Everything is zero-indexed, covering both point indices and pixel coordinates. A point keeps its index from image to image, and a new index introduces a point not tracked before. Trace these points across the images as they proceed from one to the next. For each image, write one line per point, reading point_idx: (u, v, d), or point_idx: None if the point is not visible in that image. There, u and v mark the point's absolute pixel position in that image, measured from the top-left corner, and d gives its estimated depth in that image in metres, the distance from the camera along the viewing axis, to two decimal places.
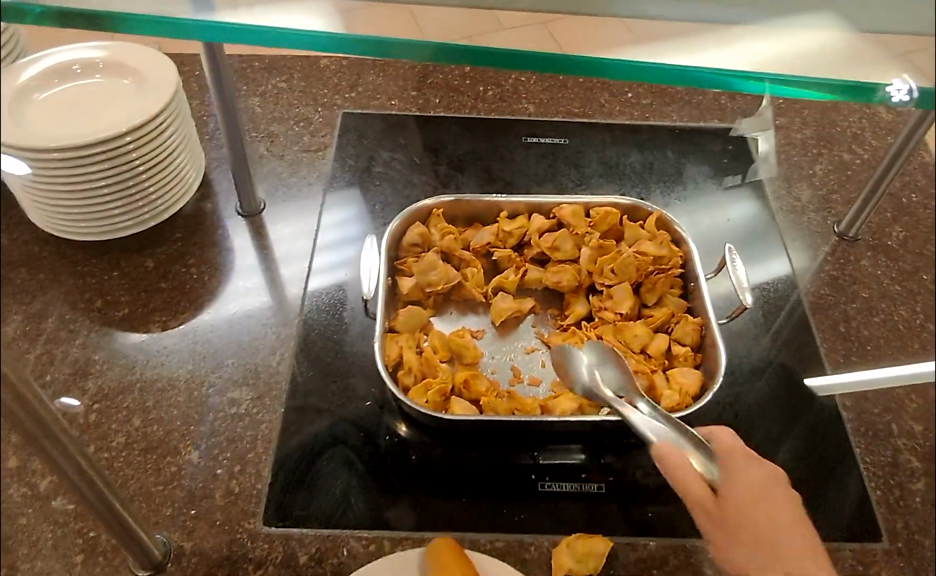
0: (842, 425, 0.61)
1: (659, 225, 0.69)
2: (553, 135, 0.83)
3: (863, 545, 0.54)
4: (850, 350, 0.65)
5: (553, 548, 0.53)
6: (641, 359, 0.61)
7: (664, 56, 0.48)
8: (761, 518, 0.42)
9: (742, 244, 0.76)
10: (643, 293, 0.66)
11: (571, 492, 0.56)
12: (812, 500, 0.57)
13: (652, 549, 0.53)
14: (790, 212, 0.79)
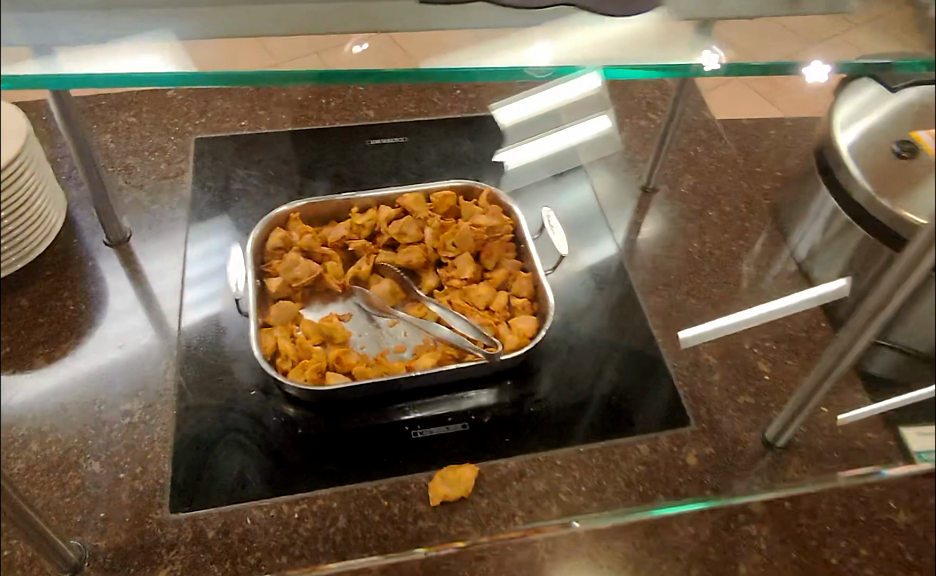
0: (655, 340, 0.75)
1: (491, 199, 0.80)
2: (392, 135, 0.94)
3: (677, 430, 0.68)
4: (656, 281, 0.80)
5: (431, 483, 0.62)
6: (486, 314, 0.71)
7: (497, 58, 0.55)
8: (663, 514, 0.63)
9: (574, 230, 0.85)
10: (484, 259, 0.76)
11: (441, 434, 0.66)
12: (636, 403, 0.70)
13: (511, 466, 0.64)
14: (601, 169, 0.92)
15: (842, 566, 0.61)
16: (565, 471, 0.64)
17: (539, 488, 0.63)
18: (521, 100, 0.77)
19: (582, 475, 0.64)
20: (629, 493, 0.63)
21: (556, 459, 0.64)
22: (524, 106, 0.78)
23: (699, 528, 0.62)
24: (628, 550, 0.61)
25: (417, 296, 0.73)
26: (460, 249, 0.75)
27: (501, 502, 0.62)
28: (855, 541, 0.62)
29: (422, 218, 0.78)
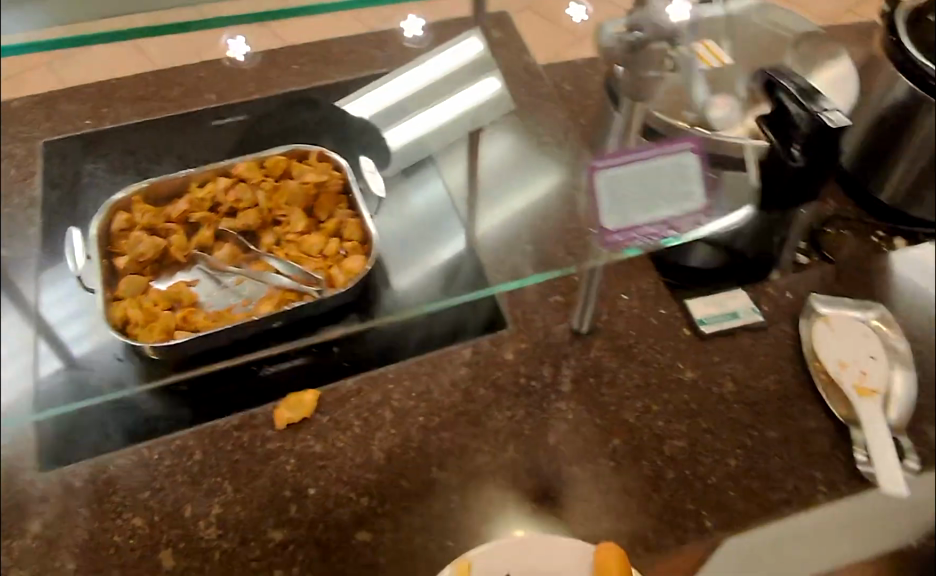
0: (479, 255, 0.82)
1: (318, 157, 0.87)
2: (235, 114, 0.99)
3: (496, 333, 0.77)
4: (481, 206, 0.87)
5: (274, 410, 0.69)
6: (320, 260, 0.79)
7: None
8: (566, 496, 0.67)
9: (427, 233, 0.83)
10: (316, 212, 0.83)
11: (286, 368, 0.73)
12: (459, 315, 0.78)
13: (348, 384, 0.72)
14: None
15: (639, 421, 0.71)
16: (397, 381, 0.73)
17: (374, 398, 0.71)
18: (432, 60, 0.87)
19: (412, 382, 0.73)
20: (454, 392, 0.72)
21: (389, 374, 0.73)
22: (437, 65, 0.87)
23: (516, 410, 0.71)
24: (459, 438, 0.69)
25: (257, 250, 0.80)
26: (296, 206, 0.83)
27: (341, 416, 0.70)
28: (651, 400, 0.72)
29: (259, 184, 0.84)
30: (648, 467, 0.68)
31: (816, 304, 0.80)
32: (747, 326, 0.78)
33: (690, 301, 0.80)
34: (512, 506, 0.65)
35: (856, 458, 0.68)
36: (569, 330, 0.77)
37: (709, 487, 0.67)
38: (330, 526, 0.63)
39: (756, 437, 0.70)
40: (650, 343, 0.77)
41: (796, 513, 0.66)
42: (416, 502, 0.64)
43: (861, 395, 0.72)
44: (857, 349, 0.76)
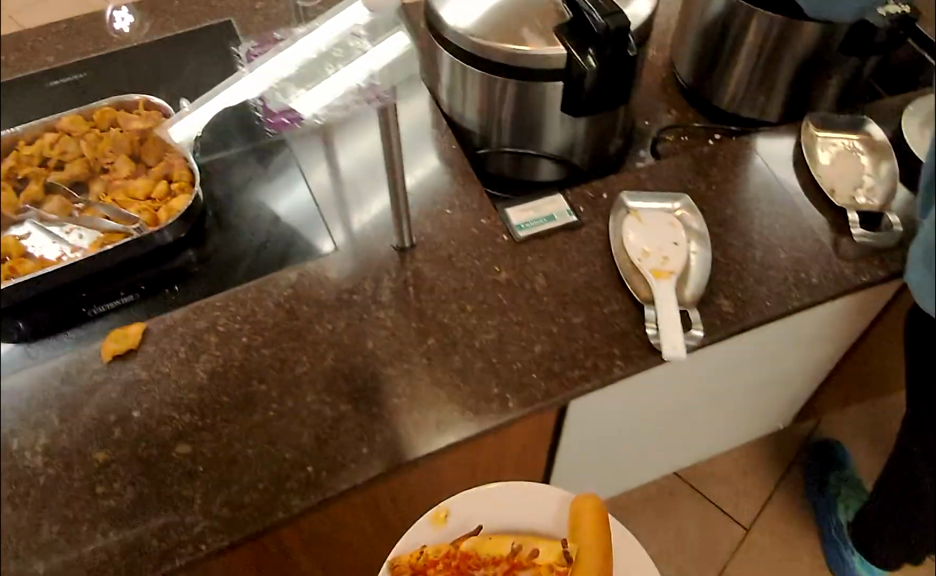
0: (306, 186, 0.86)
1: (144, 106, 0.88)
2: (73, 73, 0.93)
3: (321, 257, 0.80)
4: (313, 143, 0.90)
5: (101, 346, 0.72)
6: (146, 203, 0.81)
7: None
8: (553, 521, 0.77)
9: (295, 234, 0.82)
10: (144, 156, 0.81)
11: (113, 307, 0.76)
12: (285, 241, 0.82)
13: (176, 315, 0.75)
14: None
15: (452, 321, 0.75)
16: (224, 308, 0.76)
17: (200, 326, 0.74)
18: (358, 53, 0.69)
19: (237, 307, 0.76)
20: (277, 312, 0.76)
21: (215, 302, 0.76)
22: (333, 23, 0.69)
23: (336, 323, 0.75)
24: (280, 352, 0.73)
25: (84, 198, 0.77)
26: (120, 154, 0.81)
27: (168, 345, 0.73)
28: (463, 302, 0.77)
29: (84, 138, 0.83)
30: (456, 360, 0.73)
31: (624, 200, 0.85)
32: (561, 228, 0.83)
33: (508, 211, 0.84)
34: (327, 407, 0.69)
35: (647, 330, 0.74)
36: (390, 249, 0.81)
37: (513, 371, 0.72)
38: (153, 443, 0.66)
39: (561, 323, 0.76)
40: (468, 251, 0.81)
41: (594, 384, 0.72)
42: (235, 414, 0.68)
43: (657, 277, 0.77)
44: (660, 237, 0.81)
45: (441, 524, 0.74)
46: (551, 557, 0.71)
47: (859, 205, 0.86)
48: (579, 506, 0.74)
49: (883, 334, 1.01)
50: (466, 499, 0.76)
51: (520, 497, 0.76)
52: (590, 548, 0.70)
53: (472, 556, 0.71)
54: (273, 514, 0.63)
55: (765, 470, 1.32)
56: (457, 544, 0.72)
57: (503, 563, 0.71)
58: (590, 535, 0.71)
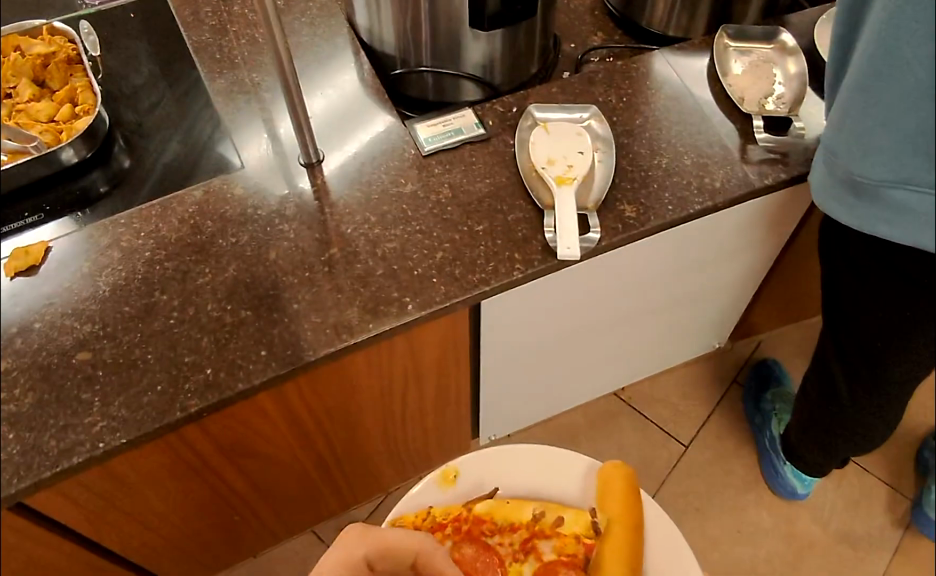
0: (214, 111, 0.85)
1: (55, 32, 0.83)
2: None
3: (228, 175, 0.81)
4: (223, 68, 0.89)
5: (3, 262, 0.71)
6: (49, 124, 0.78)
7: None
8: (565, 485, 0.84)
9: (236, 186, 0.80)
10: (47, 83, 0.82)
11: (18, 227, 0.75)
12: (195, 163, 0.82)
13: (81, 233, 0.75)
14: None
15: (355, 233, 0.76)
16: (128, 225, 0.76)
17: (103, 241, 0.75)
18: None
19: (141, 224, 0.76)
20: (181, 227, 0.76)
21: (120, 220, 0.76)
22: None
23: (239, 236, 0.76)
24: (183, 264, 0.73)
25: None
26: (23, 78, 0.80)
27: (70, 260, 0.73)
28: (369, 214, 0.78)
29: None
30: (358, 268, 0.74)
31: (531, 112, 0.85)
32: (469, 142, 0.83)
33: (417, 125, 0.85)
34: (227, 314, 0.71)
35: (545, 234, 0.76)
36: (299, 163, 0.81)
37: (414, 276, 0.74)
38: (53, 351, 0.68)
39: (465, 231, 0.77)
40: (376, 165, 0.82)
41: (494, 288, 0.74)
42: (135, 323, 0.70)
43: (559, 184, 0.78)
44: (565, 145, 0.81)
45: (449, 483, 0.83)
46: (578, 528, 0.79)
47: (765, 112, 0.87)
48: (608, 475, 0.81)
49: (803, 246, 1.03)
50: (474, 460, 0.84)
51: (540, 464, 0.84)
52: (620, 518, 0.78)
53: (489, 521, 0.79)
54: (171, 414, 0.65)
55: (704, 390, 1.37)
56: (472, 509, 0.80)
57: (523, 530, 0.79)
58: (619, 506, 0.79)
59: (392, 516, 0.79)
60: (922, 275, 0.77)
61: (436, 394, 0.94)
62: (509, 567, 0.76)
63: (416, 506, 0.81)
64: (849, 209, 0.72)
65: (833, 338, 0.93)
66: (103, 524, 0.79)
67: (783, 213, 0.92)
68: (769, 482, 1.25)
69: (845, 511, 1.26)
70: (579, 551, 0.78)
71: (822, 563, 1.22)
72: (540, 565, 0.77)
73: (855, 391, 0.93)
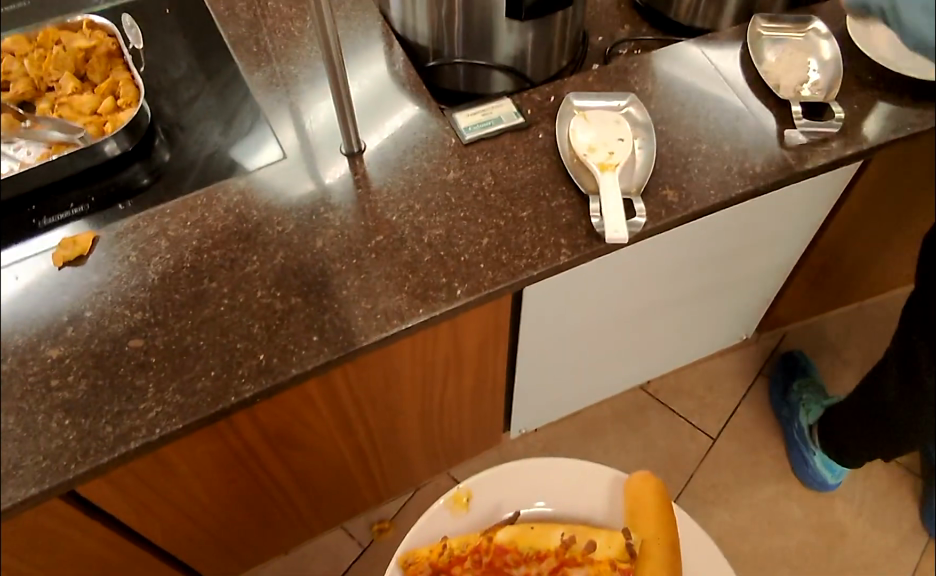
0: (254, 103, 0.86)
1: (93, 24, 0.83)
2: None
3: (271, 164, 0.81)
4: (259, 61, 0.89)
5: (50, 252, 0.71)
6: (93, 117, 0.79)
7: None
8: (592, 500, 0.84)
9: (277, 175, 0.80)
10: (89, 77, 0.81)
11: (64, 217, 0.75)
12: (235, 154, 0.82)
13: (127, 224, 0.75)
14: None
15: (400, 219, 0.76)
16: (173, 215, 0.76)
17: (150, 231, 0.75)
18: None
19: (187, 214, 0.77)
20: (227, 217, 0.76)
21: (165, 210, 0.77)
22: None
23: (285, 224, 0.76)
24: (231, 252, 0.74)
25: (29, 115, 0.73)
26: (65, 71, 0.80)
27: (118, 249, 0.73)
28: (413, 201, 0.78)
29: (26, 53, 0.75)
30: (404, 254, 0.74)
31: (571, 100, 0.85)
32: (508, 129, 0.84)
33: (456, 114, 0.85)
34: (277, 300, 0.71)
35: (592, 219, 0.76)
36: (340, 153, 0.81)
37: (461, 261, 0.74)
38: (105, 339, 0.68)
39: (509, 218, 0.77)
40: (417, 154, 0.82)
41: (541, 272, 0.74)
42: (186, 310, 0.70)
43: (602, 170, 0.78)
44: (606, 133, 0.82)
45: (463, 508, 0.82)
46: (611, 553, 0.77)
47: (802, 97, 0.87)
48: (634, 493, 0.82)
49: (837, 233, 1.03)
50: (486, 483, 0.84)
51: (559, 486, 0.85)
52: (653, 537, 0.79)
53: (514, 551, 0.77)
54: (225, 399, 0.65)
55: (731, 382, 1.37)
56: (494, 538, 0.78)
57: (552, 557, 0.77)
58: (652, 526, 0.80)
59: (404, 551, 0.79)
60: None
61: (475, 386, 0.93)
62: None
63: (430, 537, 0.81)
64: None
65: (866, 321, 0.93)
66: (148, 515, 0.78)
67: (819, 198, 0.92)
68: (799, 475, 1.25)
69: (876, 501, 1.25)
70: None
71: (856, 555, 1.21)
72: None
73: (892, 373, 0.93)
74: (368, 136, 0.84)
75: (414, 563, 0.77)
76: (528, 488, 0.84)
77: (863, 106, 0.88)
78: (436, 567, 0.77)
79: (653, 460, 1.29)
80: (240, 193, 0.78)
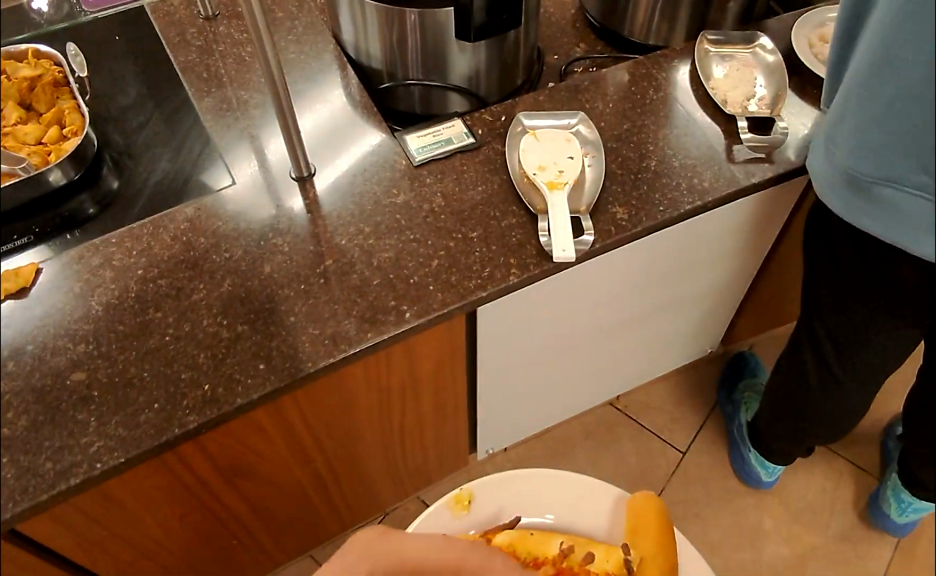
0: (204, 129, 0.85)
1: (38, 55, 0.81)
2: None
3: (219, 191, 0.80)
4: (210, 87, 0.89)
5: None
6: (39, 148, 0.76)
7: None
8: (592, 516, 0.83)
9: (227, 202, 0.79)
10: (34, 107, 0.78)
11: (6, 250, 0.74)
12: (183, 182, 0.81)
13: (72, 255, 0.74)
14: (164, 16, 0.96)
15: (350, 243, 0.76)
16: (120, 245, 0.75)
17: (95, 261, 0.74)
18: None
19: (133, 243, 0.76)
20: (174, 244, 0.76)
21: (111, 240, 0.76)
22: None
23: (233, 251, 0.75)
24: (177, 281, 0.73)
25: None
26: (9, 101, 0.74)
27: (63, 280, 0.72)
28: (363, 225, 0.78)
29: None
30: (353, 279, 0.74)
31: (521, 120, 0.86)
32: (459, 150, 0.84)
33: (407, 137, 0.85)
34: (224, 329, 0.70)
35: (540, 238, 0.77)
36: (290, 177, 0.81)
37: (410, 284, 0.74)
38: (47, 373, 0.67)
39: (459, 239, 0.77)
40: (368, 178, 0.82)
41: (491, 293, 0.74)
42: (131, 341, 0.69)
43: (552, 189, 0.78)
44: (556, 151, 0.82)
45: (464, 509, 0.82)
46: (609, 566, 0.76)
47: (748, 112, 0.89)
48: (638, 511, 0.80)
49: (794, 245, 1.04)
50: (490, 487, 0.84)
51: (560, 496, 0.84)
52: (652, 558, 0.77)
53: (511, 554, 0.76)
54: (169, 431, 0.65)
55: (700, 395, 1.37)
56: (492, 539, 0.78)
57: (549, 565, 0.75)
58: (652, 545, 0.77)
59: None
60: (884, 262, 0.81)
61: (435, 408, 0.93)
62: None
63: (428, 534, 0.80)
64: (843, 199, 0.75)
65: (809, 327, 0.96)
66: (101, 554, 0.77)
67: (770, 212, 0.93)
68: (739, 474, 1.25)
69: (845, 509, 1.26)
70: None
71: (826, 565, 1.21)
72: None
73: (839, 378, 0.96)
74: (317, 162, 0.83)
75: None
76: (529, 499, 0.83)
77: (810, 120, 0.89)
78: None
79: (623, 475, 1.29)
80: (190, 221, 0.78)
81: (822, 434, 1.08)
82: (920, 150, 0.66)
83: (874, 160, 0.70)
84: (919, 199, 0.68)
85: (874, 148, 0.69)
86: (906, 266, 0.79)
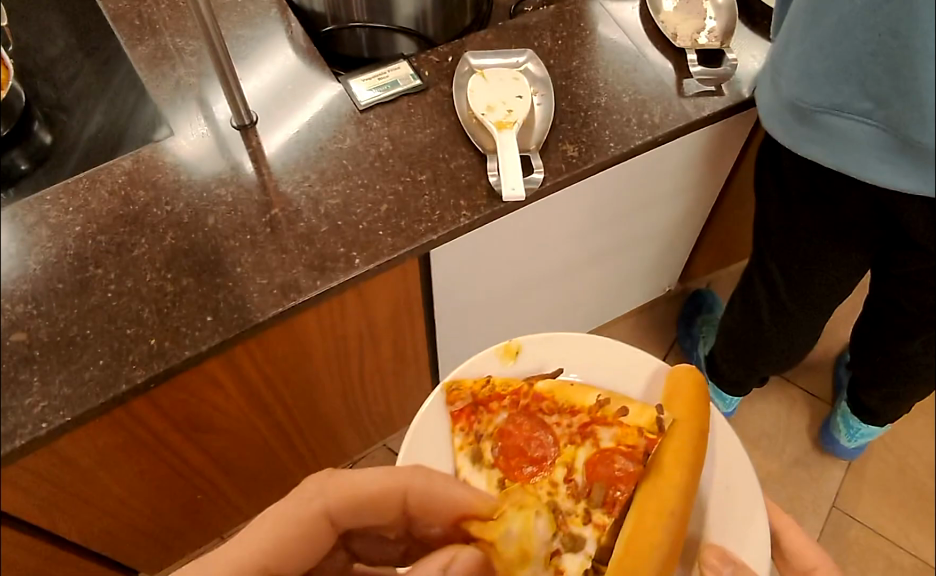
0: (137, 77, 0.81)
1: None
2: None
3: (157, 142, 0.77)
4: (140, 33, 0.84)
5: None
6: None
7: None
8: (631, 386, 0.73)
9: (164, 153, 0.76)
10: None
11: None
12: (119, 137, 0.78)
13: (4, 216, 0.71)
14: None
15: (296, 191, 0.74)
16: (54, 201, 0.72)
17: (29, 220, 0.70)
18: None
19: (69, 199, 0.72)
20: (112, 199, 0.73)
21: (46, 196, 0.72)
22: None
23: (174, 204, 0.73)
24: (117, 237, 0.71)
25: None
26: None
27: None
28: (309, 171, 0.76)
29: None
30: (301, 227, 0.72)
31: (468, 59, 0.84)
32: (405, 92, 0.82)
33: (352, 79, 0.82)
34: (168, 282, 0.69)
35: (490, 178, 0.76)
36: (231, 126, 0.78)
37: (359, 230, 0.73)
38: None
39: (407, 182, 0.76)
40: (312, 123, 0.79)
41: (441, 236, 0.73)
42: (71, 299, 0.67)
43: (501, 129, 0.77)
44: (503, 90, 0.80)
45: (511, 359, 0.73)
46: (642, 421, 0.67)
47: (698, 46, 0.87)
48: (675, 379, 0.70)
49: (747, 180, 1.04)
50: (544, 342, 0.74)
51: (604, 363, 0.74)
52: (684, 422, 0.67)
53: (550, 401, 0.70)
54: (116, 386, 0.64)
55: (662, 335, 1.39)
56: (534, 383, 0.71)
57: (584, 414, 0.69)
58: (684, 411, 0.67)
59: (448, 378, 0.72)
60: (831, 192, 0.82)
61: (395, 355, 0.92)
62: (563, 448, 0.67)
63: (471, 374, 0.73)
64: (788, 129, 0.75)
65: (760, 260, 0.97)
66: (58, 513, 0.76)
67: (723, 147, 0.93)
68: None
69: (801, 435, 1.30)
70: (640, 445, 0.66)
71: (783, 489, 1.26)
72: (596, 452, 0.66)
73: (791, 308, 0.97)
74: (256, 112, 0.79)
75: (456, 389, 0.71)
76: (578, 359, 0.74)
77: (761, 52, 0.88)
78: (476, 399, 0.70)
79: None
80: (128, 174, 0.75)
81: (777, 366, 1.10)
82: (867, 79, 0.67)
83: (821, 91, 0.70)
84: (866, 126, 0.69)
85: (822, 79, 0.69)
86: (852, 193, 0.80)
